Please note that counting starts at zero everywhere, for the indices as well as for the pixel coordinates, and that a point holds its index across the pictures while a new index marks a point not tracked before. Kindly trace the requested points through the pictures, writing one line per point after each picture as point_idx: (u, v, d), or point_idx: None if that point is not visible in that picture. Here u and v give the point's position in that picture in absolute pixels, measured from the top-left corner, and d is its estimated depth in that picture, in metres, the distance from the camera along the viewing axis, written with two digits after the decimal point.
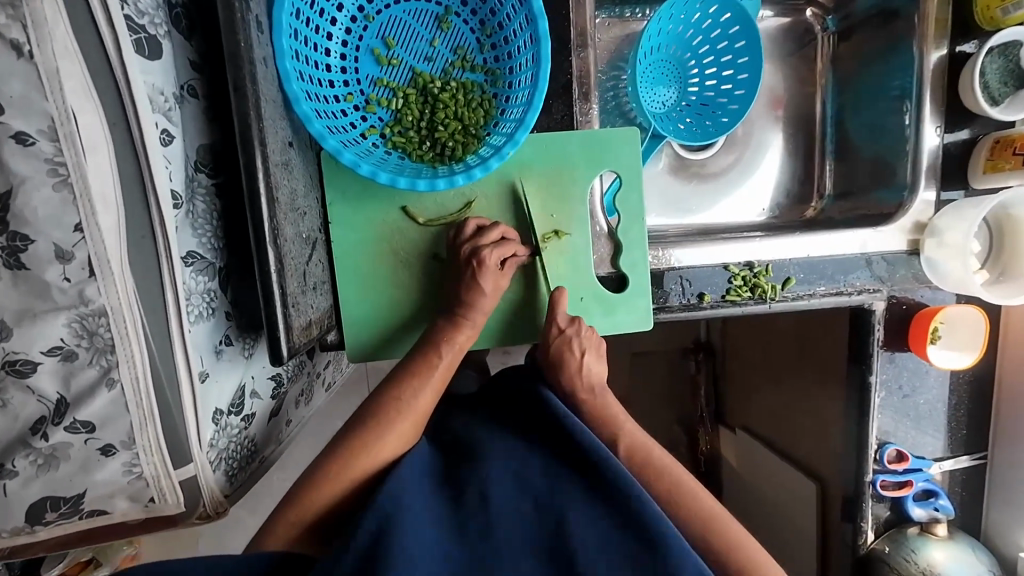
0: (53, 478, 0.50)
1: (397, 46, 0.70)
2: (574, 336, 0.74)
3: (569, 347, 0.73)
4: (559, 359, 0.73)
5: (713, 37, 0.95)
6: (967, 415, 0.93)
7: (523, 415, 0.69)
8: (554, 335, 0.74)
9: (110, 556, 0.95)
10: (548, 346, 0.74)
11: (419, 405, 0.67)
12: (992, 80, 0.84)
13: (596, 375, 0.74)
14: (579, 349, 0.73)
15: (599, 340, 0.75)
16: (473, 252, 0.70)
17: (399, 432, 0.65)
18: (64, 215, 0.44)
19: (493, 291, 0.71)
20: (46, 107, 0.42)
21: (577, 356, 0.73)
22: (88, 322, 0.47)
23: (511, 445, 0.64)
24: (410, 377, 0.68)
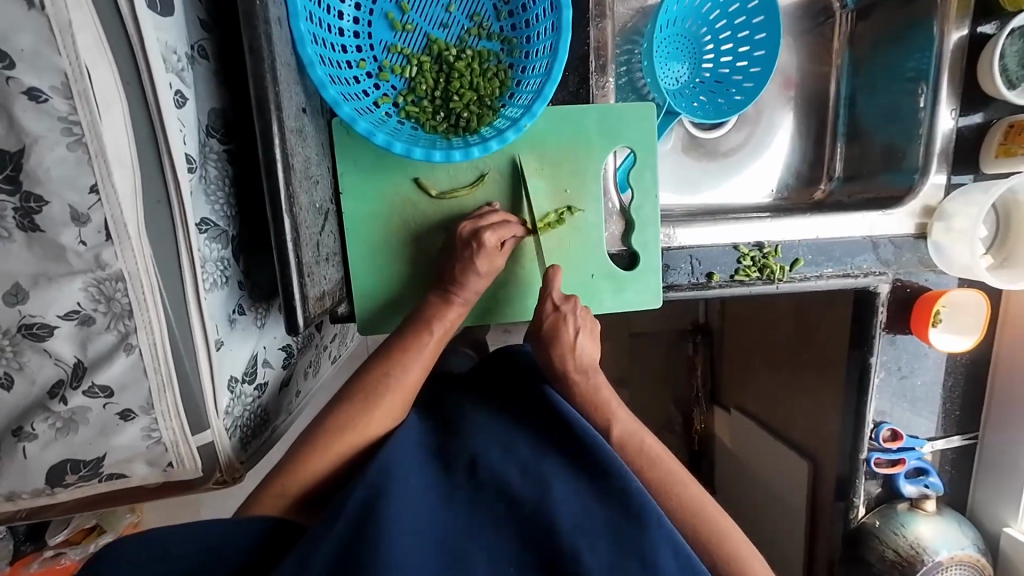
0: (73, 441, 0.51)
1: (411, 10, 0.68)
2: (569, 314, 0.73)
3: (565, 322, 0.72)
4: (553, 334, 0.72)
5: (731, 12, 0.94)
6: (962, 397, 0.95)
7: (519, 400, 0.70)
8: (549, 311, 0.73)
9: (114, 522, 0.95)
10: (541, 322, 0.73)
11: (410, 378, 0.67)
12: (1011, 63, 0.83)
13: (586, 355, 0.73)
14: (573, 326, 0.72)
15: (594, 321, 0.74)
16: (473, 233, 0.69)
17: (388, 405, 0.65)
18: (79, 176, 0.43)
19: (490, 270, 0.71)
20: (58, 63, 0.41)
21: (572, 332, 0.72)
22: (105, 287, 0.47)
23: (505, 422, 0.65)
24: (403, 350, 0.68)
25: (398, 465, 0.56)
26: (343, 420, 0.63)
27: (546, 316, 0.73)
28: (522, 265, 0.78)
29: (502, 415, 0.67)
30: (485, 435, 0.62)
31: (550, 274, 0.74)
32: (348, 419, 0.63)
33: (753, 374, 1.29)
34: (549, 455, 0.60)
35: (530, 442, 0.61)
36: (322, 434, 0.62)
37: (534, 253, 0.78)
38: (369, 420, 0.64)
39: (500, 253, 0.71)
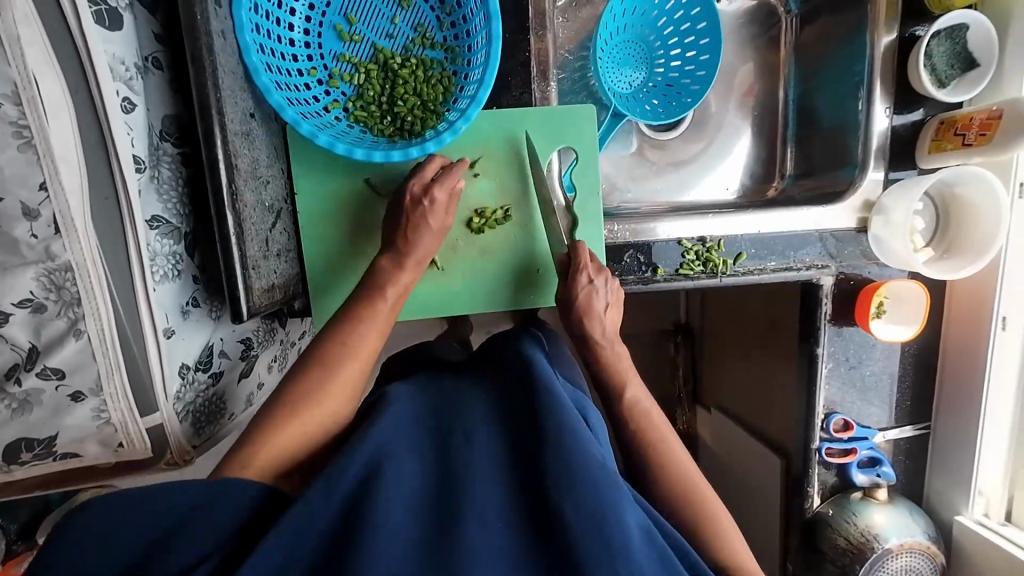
0: (27, 421, 0.54)
1: (359, 22, 0.73)
2: (598, 285, 0.76)
3: (595, 298, 0.76)
4: (588, 303, 0.76)
5: (677, 19, 0.98)
6: (911, 387, 0.97)
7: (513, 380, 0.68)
8: (583, 281, 0.75)
9: None
10: (575, 292, 0.75)
11: (366, 347, 0.68)
12: (939, 63, 0.87)
13: (611, 325, 0.78)
14: (603, 297, 0.76)
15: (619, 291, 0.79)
16: (422, 191, 0.73)
17: (348, 380, 0.66)
18: (29, 174, 0.48)
19: (434, 224, 0.73)
20: (9, 73, 0.45)
21: (602, 303, 0.76)
22: (55, 277, 0.51)
23: (493, 401, 0.64)
24: (357, 324, 0.69)
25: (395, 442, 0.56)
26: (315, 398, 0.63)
27: (579, 288, 0.75)
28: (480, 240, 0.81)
29: (493, 392, 0.66)
30: (478, 409, 0.62)
31: (575, 250, 0.76)
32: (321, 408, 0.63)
33: (729, 372, 1.28)
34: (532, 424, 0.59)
35: (520, 415, 0.61)
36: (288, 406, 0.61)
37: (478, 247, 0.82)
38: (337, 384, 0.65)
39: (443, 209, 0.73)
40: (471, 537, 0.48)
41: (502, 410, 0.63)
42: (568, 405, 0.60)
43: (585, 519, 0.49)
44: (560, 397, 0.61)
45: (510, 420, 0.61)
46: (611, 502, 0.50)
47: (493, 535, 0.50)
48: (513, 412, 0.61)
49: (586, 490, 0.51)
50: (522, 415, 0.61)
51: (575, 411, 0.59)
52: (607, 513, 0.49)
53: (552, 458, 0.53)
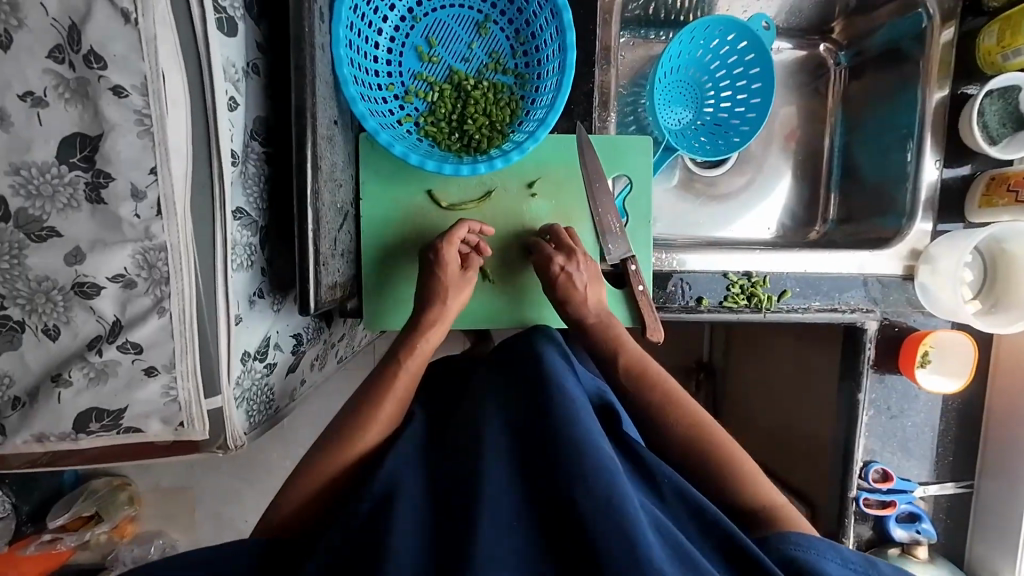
0: (101, 391, 0.57)
1: (438, 45, 0.78)
2: (574, 270, 0.77)
3: (573, 282, 0.77)
4: (566, 292, 0.77)
5: (731, 63, 1.01)
6: (954, 442, 0.95)
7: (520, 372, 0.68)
8: (556, 272, 0.77)
9: (110, 513, 1.15)
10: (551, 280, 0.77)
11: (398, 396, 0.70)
12: (991, 120, 0.88)
13: (596, 302, 0.79)
14: (580, 281, 0.77)
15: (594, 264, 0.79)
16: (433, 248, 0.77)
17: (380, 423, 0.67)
18: (143, 159, 0.52)
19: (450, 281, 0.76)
20: (141, 67, 0.50)
21: (581, 287, 0.77)
22: (149, 255, 0.54)
23: (504, 393, 0.65)
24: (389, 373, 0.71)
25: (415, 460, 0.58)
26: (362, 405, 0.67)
27: (552, 276, 0.77)
28: (516, 274, 0.84)
29: (504, 384, 0.67)
30: (489, 403, 0.62)
31: (554, 231, 0.80)
32: (348, 434, 0.66)
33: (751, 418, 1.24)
34: (541, 416, 0.59)
35: (531, 407, 0.62)
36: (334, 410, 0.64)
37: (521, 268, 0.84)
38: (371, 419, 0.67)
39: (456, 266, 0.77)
40: (485, 534, 0.48)
41: (511, 402, 0.63)
42: (574, 402, 0.60)
43: (600, 503, 0.49)
44: (566, 393, 0.62)
45: (519, 412, 0.61)
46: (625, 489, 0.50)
47: (510, 530, 0.49)
48: (524, 404, 0.62)
49: (598, 476, 0.51)
50: (531, 409, 0.61)
51: (582, 408, 0.60)
52: (620, 498, 0.49)
53: (563, 447, 0.54)
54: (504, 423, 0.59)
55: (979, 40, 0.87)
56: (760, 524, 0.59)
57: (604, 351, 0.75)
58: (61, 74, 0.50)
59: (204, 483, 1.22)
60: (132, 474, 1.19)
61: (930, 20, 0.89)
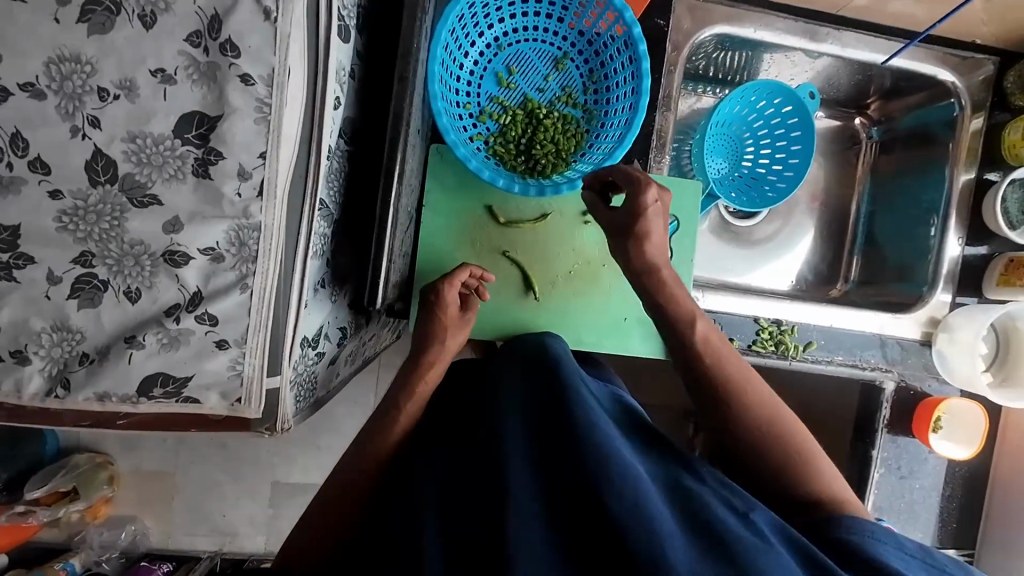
0: (171, 357, 0.58)
1: (517, 73, 0.83)
2: (658, 205, 0.70)
3: (655, 216, 0.69)
4: (647, 226, 0.69)
5: (773, 123, 1.07)
6: (958, 509, 0.97)
7: (534, 373, 0.67)
8: (650, 202, 0.68)
9: (88, 492, 1.14)
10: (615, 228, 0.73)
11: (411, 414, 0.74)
12: (1012, 208, 0.94)
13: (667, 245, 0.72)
14: (662, 215, 0.70)
15: (667, 196, 0.71)
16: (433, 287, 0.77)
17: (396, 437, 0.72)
18: (255, 143, 0.55)
19: (445, 323, 0.77)
20: (270, 60, 0.54)
21: (659, 225, 0.69)
22: (242, 233, 0.57)
23: (517, 393, 0.63)
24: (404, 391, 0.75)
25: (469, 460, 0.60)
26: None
27: (643, 203, 0.67)
28: (551, 298, 0.87)
29: (518, 384, 0.65)
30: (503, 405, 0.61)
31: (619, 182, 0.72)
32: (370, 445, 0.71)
33: None
34: (554, 414, 0.57)
35: (544, 407, 0.59)
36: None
37: (563, 292, 0.87)
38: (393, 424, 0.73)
39: (452, 309, 0.77)
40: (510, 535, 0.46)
41: (526, 401, 0.61)
42: (587, 402, 0.58)
43: (623, 501, 0.46)
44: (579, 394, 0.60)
45: (533, 412, 0.59)
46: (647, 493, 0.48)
47: (528, 526, 0.47)
48: (539, 396, 0.62)
49: (619, 476, 0.48)
50: (545, 407, 0.59)
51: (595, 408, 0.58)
52: (645, 498, 0.47)
53: (581, 445, 0.52)
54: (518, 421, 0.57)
55: (1005, 133, 0.95)
56: (813, 510, 0.57)
57: (677, 314, 0.72)
58: (193, 56, 0.54)
59: (191, 469, 1.19)
60: (115, 453, 1.18)
61: (961, 111, 0.97)
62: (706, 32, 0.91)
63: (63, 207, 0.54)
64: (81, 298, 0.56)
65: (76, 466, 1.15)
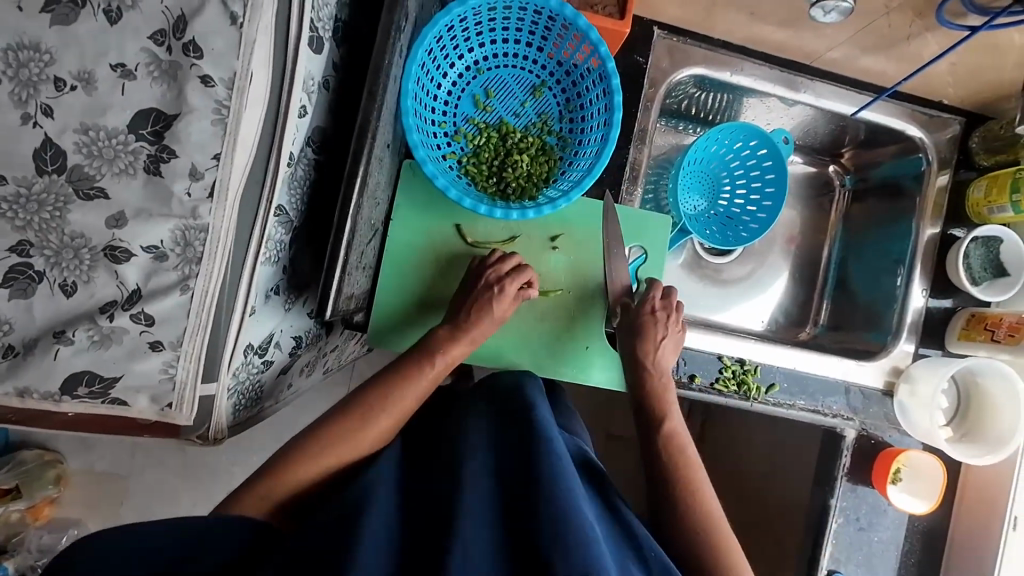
0: (101, 356, 0.56)
1: (494, 97, 0.84)
2: (661, 318, 0.81)
3: (654, 329, 0.80)
4: (643, 326, 0.80)
5: (749, 165, 1.09)
6: (916, 566, 0.95)
7: (510, 413, 0.70)
8: (648, 309, 0.81)
9: (31, 490, 1.08)
10: (637, 316, 0.81)
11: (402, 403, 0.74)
12: (975, 264, 0.96)
13: (664, 356, 0.80)
14: (661, 329, 0.80)
15: (680, 332, 0.82)
16: (497, 280, 0.79)
17: (380, 423, 0.72)
18: (210, 145, 0.55)
19: (502, 318, 0.79)
20: (233, 63, 0.54)
21: (659, 334, 0.80)
22: (189, 234, 0.56)
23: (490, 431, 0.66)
24: (398, 377, 0.75)
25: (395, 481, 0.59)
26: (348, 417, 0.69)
27: (643, 313, 0.81)
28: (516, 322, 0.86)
29: (493, 422, 0.68)
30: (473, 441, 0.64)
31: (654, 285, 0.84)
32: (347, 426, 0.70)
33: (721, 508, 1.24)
34: (520, 463, 0.60)
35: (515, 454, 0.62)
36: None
37: (541, 315, 0.86)
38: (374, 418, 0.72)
39: (512, 304, 0.79)
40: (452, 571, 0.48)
41: (497, 443, 0.64)
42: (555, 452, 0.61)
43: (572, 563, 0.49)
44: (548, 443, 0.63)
45: (501, 456, 0.62)
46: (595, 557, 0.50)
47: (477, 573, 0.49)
48: (507, 454, 0.63)
49: (570, 538, 0.51)
50: (515, 454, 0.62)
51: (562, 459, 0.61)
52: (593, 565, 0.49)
53: (542, 500, 0.55)
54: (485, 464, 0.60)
55: (969, 191, 0.97)
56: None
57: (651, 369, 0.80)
58: (156, 54, 0.54)
59: (144, 475, 1.15)
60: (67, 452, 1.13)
61: (928, 166, 1.00)
62: (685, 71, 0.93)
63: (5, 193, 0.53)
64: (13, 288, 0.54)
65: (22, 462, 1.09)
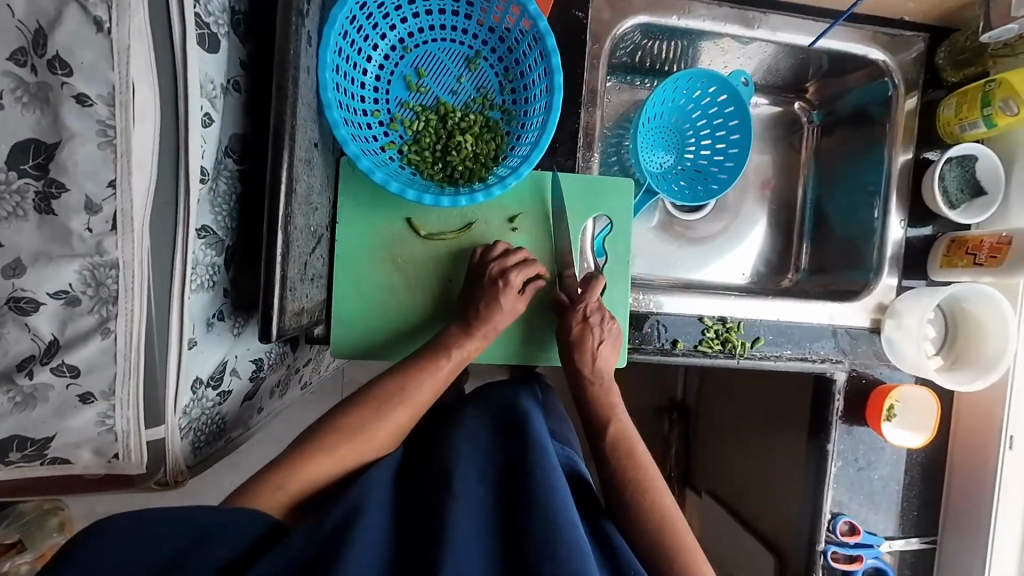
0: (27, 417, 0.52)
1: (427, 76, 0.78)
2: (596, 325, 0.77)
3: (587, 334, 0.77)
4: (578, 340, 0.77)
5: (711, 113, 1.04)
6: (918, 497, 0.95)
7: (507, 420, 0.70)
8: (577, 320, 0.77)
9: (36, 542, 1.00)
10: (571, 328, 0.77)
11: (420, 398, 0.70)
12: (951, 186, 0.93)
13: (604, 363, 0.78)
14: (598, 336, 0.77)
15: (618, 333, 0.79)
16: (501, 273, 0.75)
17: (394, 418, 0.68)
18: (102, 171, 0.49)
19: (512, 313, 0.76)
20: (110, 77, 0.48)
21: (595, 341, 0.77)
22: (98, 272, 0.51)
23: (485, 445, 0.66)
24: (414, 370, 0.71)
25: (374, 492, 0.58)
26: (327, 436, 0.65)
27: (574, 322, 0.78)
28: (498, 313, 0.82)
29: (490, 432, 0.68)
30: (467, 454, 0.64)
31: (591, 285, 0.79)
32: (344, 429, 0.66)
33: (726, 461, 1.24)
34: (517, 476, 0.61)
35: (508, 468, 0.63)
36: (295, 455, 0.63)
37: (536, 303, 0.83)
38: (381, 413, 0.68)
39: (521, 298, 0.76)
40: None
41: (490, 455, 0.65)
42: (548, 462, 0.62)
43: None
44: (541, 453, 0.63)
45: (495, 470, 0.63)
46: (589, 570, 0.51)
47: None
48: (497, 468, 0.63)
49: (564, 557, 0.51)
50: (509, 468, 0.63)
51: (554, 467, 0.61)
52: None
53: (533, 517, 0.55)
54: (479, 479, 0.60)
55: (940, 111, 0.93)
56: None
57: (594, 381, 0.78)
58: (21, 77, 0.48)
59: None
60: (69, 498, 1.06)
61: (895, 89, 0.95)
62: (630, 21, 0.87)
63: None
64: None
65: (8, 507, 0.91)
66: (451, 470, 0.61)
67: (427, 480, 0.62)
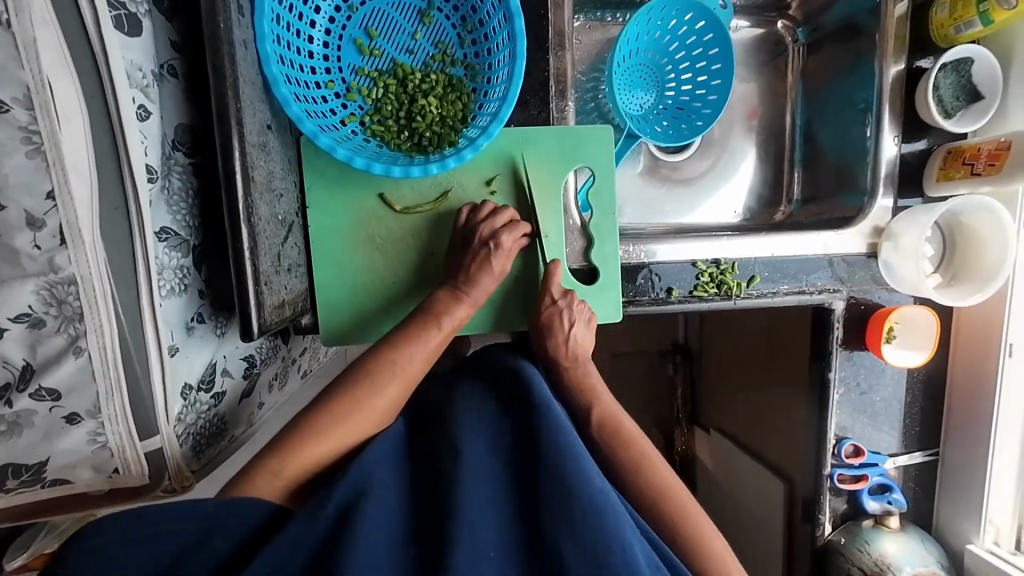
0: (15, 445, 0.51)
1: (379, 36, 0.72)
2: (565, 308, 0.76)
3: (560, 318, 0.76)
4: (549, 325, 0.76)
5: (689, 43, 0.98)
6: (920, 413, 0.96)
7: (506, 385, 0.68)
8: (547, 304, 0.76)
9: None
10: (539, 312, 0.77)
11: (412, 369, 0.69)
12: (945, 95, 0.88)
13: (578, 346, 0.76)
14: (568, 321, 0.76)
15: (590, 312, 0.77)
16: (492, 235, 0.73)
17: (388, 391, 0.67)
18: (36, 182, 0.45)
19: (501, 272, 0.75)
20: (21, 76, 0.43)
21: (566, 325, 0.75)
22: (57, 290, 0.48)
23: (491, 411, 0.64)
24: (402, 339, 0.70)
25: (382, 469, 0.58)
26: (325, 416, 0.64)
27: (544, 309, 0.76)
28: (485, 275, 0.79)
29: (490, 398, 0.66)
30: (472, 424, 0.62)
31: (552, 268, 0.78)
32: (331, 410, 0.65)
33: (730, 397, 1.26)
34: (524, 442, 0.61)
35: (514, 433, 0.62)
36: (295, 447, 0.62)
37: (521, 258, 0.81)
38: (371, 390, 0.67)
39: (510, 260, 0.75)
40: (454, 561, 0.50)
41: (498, 419, 0.63)
42: (560, 424, 0.60)
43: (585, 549, 0.52)
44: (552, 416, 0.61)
45: (504, 436, 0.62)
46: (610, 531, 0.52)
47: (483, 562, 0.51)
48: (506, 433, 0.62)
49: (586, 523, 0.52)
50: (518, 432, 0.62)
51: (567, 428, 0.60)
52: (607, 546, 0.51)
53: (546, 483, 0.56)
54: (487, 450, 0.60)
55: (932, 12, 0.87)
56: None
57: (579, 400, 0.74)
58: None
59: None
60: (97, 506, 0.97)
61: None
62: None
63: None
64: None
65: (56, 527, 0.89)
66: (457, 445, 0.59)
67: (430, 453, 0.61)
